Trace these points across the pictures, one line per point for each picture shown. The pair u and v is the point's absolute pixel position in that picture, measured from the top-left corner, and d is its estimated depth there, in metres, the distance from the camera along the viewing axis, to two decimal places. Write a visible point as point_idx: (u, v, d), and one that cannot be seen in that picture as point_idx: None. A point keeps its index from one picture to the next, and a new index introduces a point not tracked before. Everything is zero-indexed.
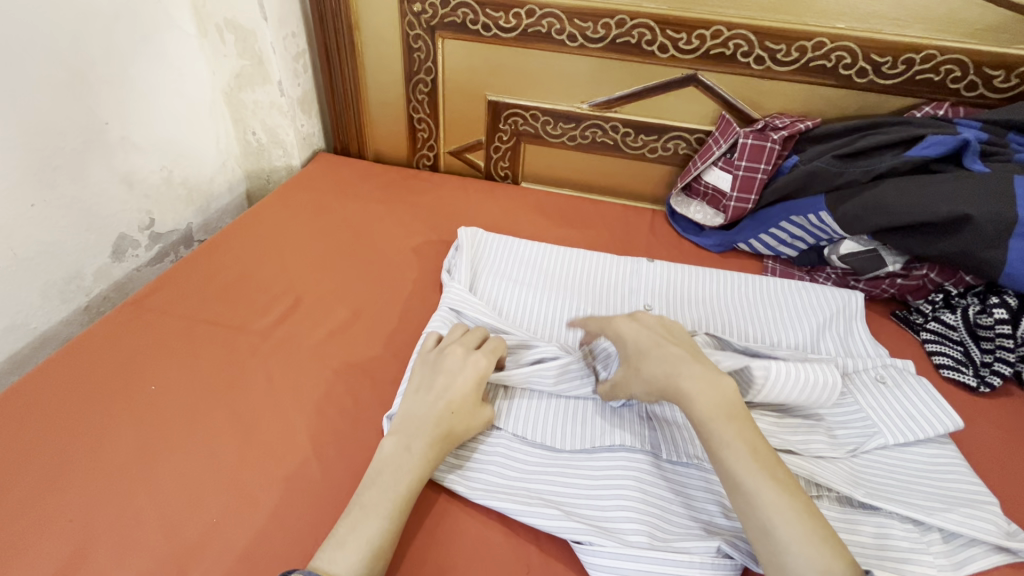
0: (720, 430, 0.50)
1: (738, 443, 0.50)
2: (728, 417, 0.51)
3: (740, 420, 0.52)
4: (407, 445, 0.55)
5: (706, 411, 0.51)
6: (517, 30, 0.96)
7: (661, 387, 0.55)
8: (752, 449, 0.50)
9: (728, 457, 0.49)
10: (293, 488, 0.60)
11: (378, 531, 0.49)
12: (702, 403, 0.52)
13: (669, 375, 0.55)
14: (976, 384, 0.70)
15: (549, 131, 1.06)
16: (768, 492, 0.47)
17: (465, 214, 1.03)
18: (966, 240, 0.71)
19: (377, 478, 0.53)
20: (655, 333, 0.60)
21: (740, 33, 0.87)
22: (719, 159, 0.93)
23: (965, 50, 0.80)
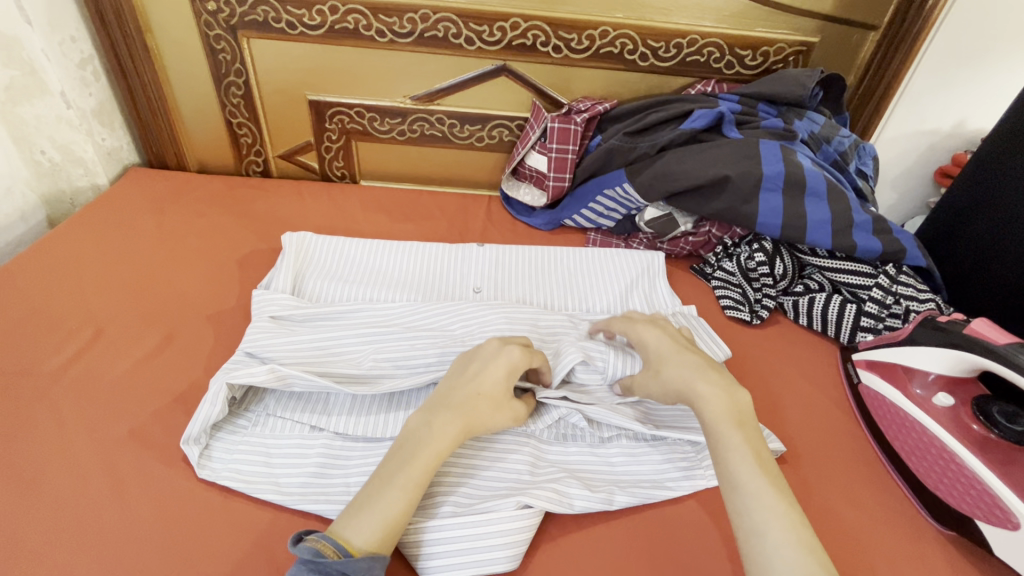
0: (734, 435, 0.54)
1: (745, 450, 0.53)
2: (737, 424, 0.55)
3: (749, 433, 0.55)
4: (429, 421, 0.55)
5: (720, 418, 0.55)
6: (324, 27, 0.94)
7: (676, 391, 0.59)
8: (757, 455, 0.53)
9: (734, 460, 0.52)
10: (92, 534, 0.55)
11: (393, 508, 0.49)
12: (717, 414, 0.55)
13: (686, 381, 0.58)
14: (750, 318, 0.83)
15: (377, 127, 1.06)
16: (764, 492, 0.50)
17: (298, 219, 1.01)
18: (730, 198, 0.84)
19: (405, 458, 0.53)
20: (672, 343, 0.64)
21: (535, 25, 0.93)
22: (536, 143, 1.00)
23: (719, 34, 0.92)
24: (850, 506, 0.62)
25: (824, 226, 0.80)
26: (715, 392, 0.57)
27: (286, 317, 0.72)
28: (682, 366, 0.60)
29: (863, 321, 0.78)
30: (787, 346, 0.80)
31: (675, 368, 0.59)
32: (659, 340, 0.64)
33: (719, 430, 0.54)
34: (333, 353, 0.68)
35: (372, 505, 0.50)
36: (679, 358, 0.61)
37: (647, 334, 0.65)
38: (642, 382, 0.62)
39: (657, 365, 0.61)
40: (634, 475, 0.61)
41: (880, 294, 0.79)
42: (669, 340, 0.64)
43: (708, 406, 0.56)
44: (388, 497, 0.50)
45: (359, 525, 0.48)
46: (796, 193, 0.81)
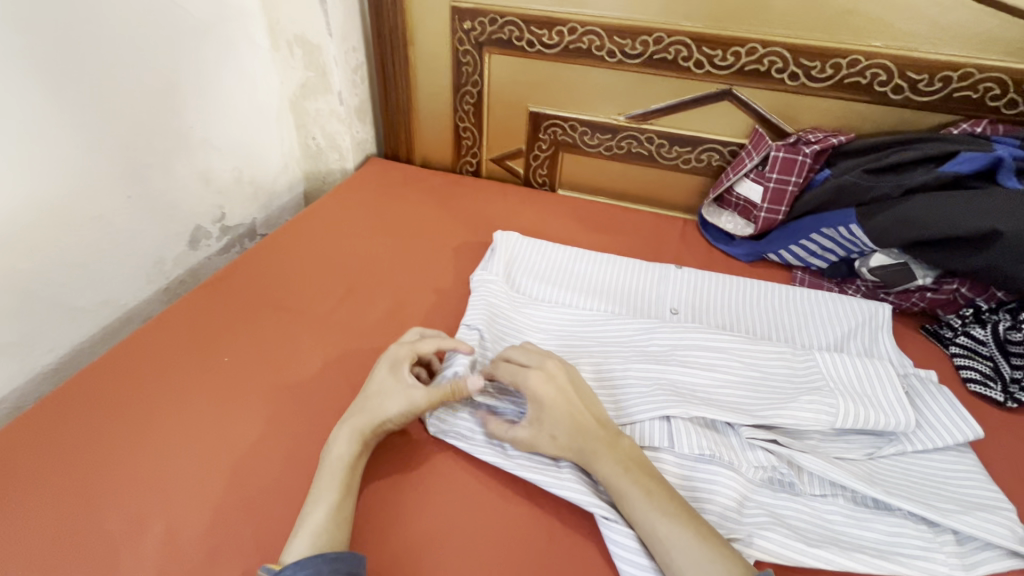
0: (628, 485, 0.57)
1: (647, 501, 0.55)
2: (626, 470, 0.58)
3: (638, 469, 0.58)
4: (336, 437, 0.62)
5: (613, 474, 0.58)
6: (560, 46, 1.02)
7: (576, 448, 0.60)
8: (648, 491, 0.56)
9: (637, 506, 0.55)
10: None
11: (318, 521, 0.55)
12: (606, 470, 0.58)
13: (580, 445, 0.60)
14: (1004, 400, 0.70)
15: (586, 141, 1.12)
16: (670, 534, 0.52)
17: (504, 218, 1.10)
18: (998, 255, 0.72)
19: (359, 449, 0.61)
20: (564, 390, 0.63)
21: (775, 51, 0.90)
22: (752, 171, 0.96)
23: (1005, 69, 0.81)
24: None
25: None
26: (595, 441, 0.60)
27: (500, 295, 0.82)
28: (566, 419, 0.61)
29: None
30: None
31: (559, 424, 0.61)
32: (552, 392, 0.62)
33: (616, 486, 0.57)
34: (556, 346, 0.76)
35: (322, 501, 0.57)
36: (559, 416, 0.61)
37: (540, 387, 0.62)
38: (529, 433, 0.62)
39: (543, 427, 0.62)
40: (855, 539, 0.56)
41: None
42: (563, 391, 0.63)
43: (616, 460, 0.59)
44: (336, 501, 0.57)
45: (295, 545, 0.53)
46: None
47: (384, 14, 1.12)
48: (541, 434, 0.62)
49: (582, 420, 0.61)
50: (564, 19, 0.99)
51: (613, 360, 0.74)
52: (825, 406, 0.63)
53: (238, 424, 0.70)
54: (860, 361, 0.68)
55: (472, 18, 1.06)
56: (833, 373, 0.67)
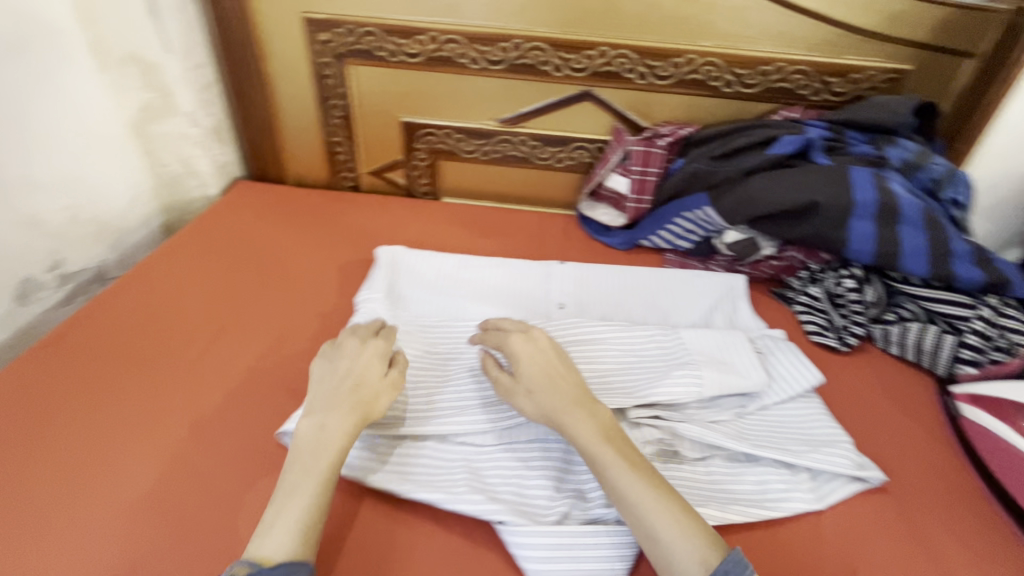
0: (604, 451, 0.58)
1: (619, 457, 0.57)
2: (606, 438, 0.59)
3: (619, 439, 0.59)
4: (323, 424, 0.60)
5: (590, 438, 0.59)
6: (423, 55, 1.02)
7: (546, 412, 0.61)
8: (631, 462, 0.57)
9: (614, 471, 0.56)
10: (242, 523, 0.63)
11: (304, 512, 0.55)
12: (585, 433, 0.59)
13: (552, 408, 0.61)
14: (837, 344, 0.82)
15: (462, 147, 1.13)
16: (648, 498, 0.55)
17: (388, 231, 1.07)
18: (818, 222, 0.84)
19: (298, 465, 0.58)
20: (547, 357, 0.66)
21: (623, 53, 0.97)
22: (617, 165, 1.03)
23: (808, 61, 0.93)
24: (955, 541, 0.58)
25: (920, 255, 0.78)
26: (569, 403, 0.61)
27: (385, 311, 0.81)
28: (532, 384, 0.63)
29: (962, 353, 0.75)
30: (879, 373, 0.79)
31: (547, 389, 0.62)
32: (528, 353, 0.66)
33: (596, 450, 0.58)
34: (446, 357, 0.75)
35: (281, 517, 0.55)
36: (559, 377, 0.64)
37: (518, 348, 0.66)
38: (511, 394, 0.64)
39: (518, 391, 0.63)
40: (731, 493, 0.62)
41: (982, 327, 0.75)
42: (545, 352, 0.66)
43: (586, 435, 0.59)
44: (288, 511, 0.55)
45: (275, 539, 0.53)
46: (889, 220, 0.80)
47: (231, 27, 1.04)
48: (521, 395, 0.63)
49: (562, 380, 0.63)
50: (423, 28, 0.99)
51: None
52: (693, 378, 0.68)
53: (109, 499, 0.65)
54: (721, 334, 0.75)
55: (328, 29, 1.02)
56: (698, 346, 0.74)
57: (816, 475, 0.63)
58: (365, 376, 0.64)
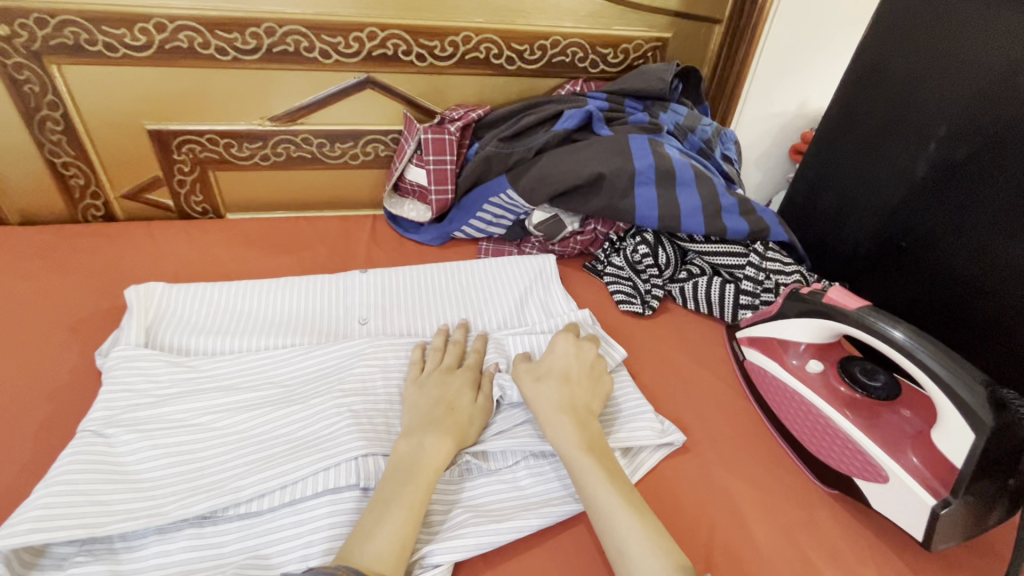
0: (585, 460, 0.56)
1: (597, 473, 0.55)
2: (588, 450, 0.57)
3: (601, 453, 0.57)
4: (421, 442, 0.57)
5: (574, 447, 0.57)
6: (152, 47, 0.84)
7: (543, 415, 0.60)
8: (610, 475, 0.55)
9: (587, 485, 0.54)
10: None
11: (406, 531, 0.50)
12: (568, 440, 0.57)
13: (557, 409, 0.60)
14: (642, 310, 0.84)
15: (235, 154, 0.97)
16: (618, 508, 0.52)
17: (151, 265, 0.89)
18: (608, 194, 0.84)
19: (403, 479, 0.54)
20: (580, 362, 0.66)
21: (394, 33, 0.88)
22: (413, 156, 0.95)
23: (580, 34, 0.93)
24: (745, 481, 0.62)
25: (696, 214, 0.82)
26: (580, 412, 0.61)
27: (143, 364, 0.65)
28: (445, 420, 0.59)
29: (742, 299, 0.81)
30: (678, 332, 0.82)
31: (552, 389, 0.62)
32: (569, 357, 0.66)
33: (573, 457, 0.56)
34: (219, 409, 0.62)
35: (389, 516, 0.51)
36: (458, 409, 0.61)
37: (561, 346, 0.67)
38: (524, 379, 0.64)
39: (416, 431, 0.58)
40: (543, 495, 0.59)
41: (753, 272, 0.82)
42: (574, 358, 0.67)
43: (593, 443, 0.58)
44: (392, 526, 0.50)
45: (380, 540, 0.49)
46: (667, 183, 0.83)
47: None
48: (529, 381, 0.64)
49: (579, 393, 0.63)
50: (143, 14, 0.81)
51: (299, 399, 0.64)
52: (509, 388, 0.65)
53: None
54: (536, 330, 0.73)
55: (6, 20, 0.79)
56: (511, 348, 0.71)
57: (626, 452, 0.63)
58: (453, 396, 0.63)
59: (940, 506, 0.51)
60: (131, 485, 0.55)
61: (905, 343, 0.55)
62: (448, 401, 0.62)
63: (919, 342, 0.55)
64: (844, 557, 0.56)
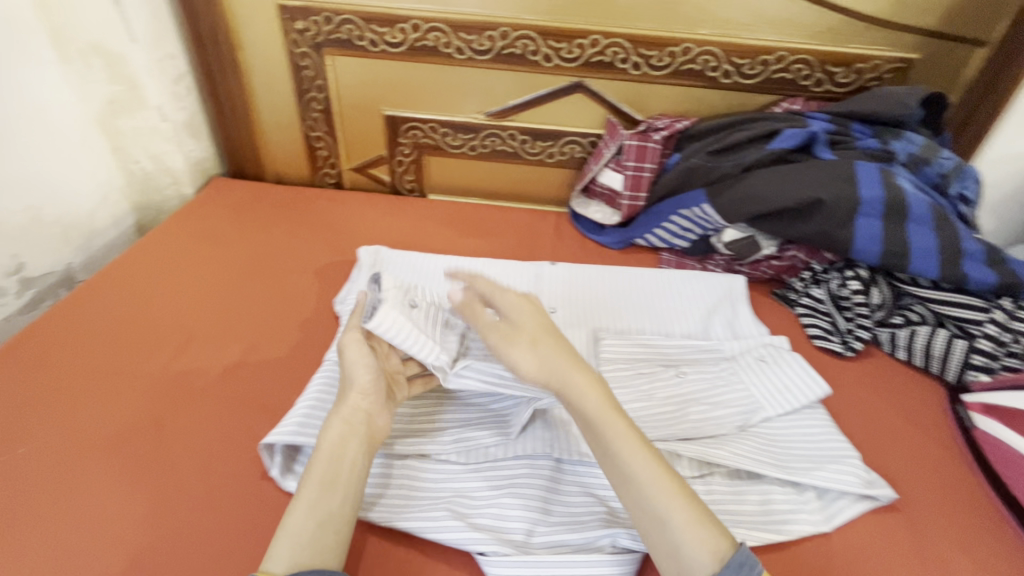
0: (618, 426, 0.53)
1: (633, 444, 0.52)
2: (614, 411, 0.54)
3: (616, 415, 0.54)
4: (322, 434, 0.55)
5: (599, 411, 0.54)
6: (405, 44, 0.97)
7: (548, 379, 0.56)
8: (637, 440, 0.53)
9: (622, 450, 0.52)
10: (197, 549, 0.56)
11: (304, 531, 0.49)
12: (593, 404, 0.54)
13: (558, 375, 0.56)
14: (842, 349, 0.77)
15: (449, 142, 1.08)
16: (657, 478, 0.50)
17: (371, 231, 1.02)
18: (823, 221, 0.79)
19: (327, 480, 0.52)
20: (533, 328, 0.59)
21: (616, 42, 0.92)
22: (611, 160, 0.98)
23: (810, 51, 0.89)
24: (967, 561, 0.55)
25: (929, 256, 0.74)
26: (568, 372, 0.56)
27: None
28: (342, 406, 0.57)
29: (974, 359, 0.71)
30: (885, 382, 0.74)
31: (546, 349, 0.57)
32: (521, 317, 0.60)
33: (602, 423, 0.53)
34: None
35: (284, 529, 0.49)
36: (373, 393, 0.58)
37: (503, 300, 0.61)
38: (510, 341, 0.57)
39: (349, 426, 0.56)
40: (731, 514, 0.57)
41: (996, 330, 0.71)
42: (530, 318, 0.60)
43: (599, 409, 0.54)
44: (315, 508, 0.50)
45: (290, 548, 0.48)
46: (897, 218, 0.76)
47: (202, 15, 0.98)
48: (518, 344, 0.57)
49: (551, 343, 0.58)
50: (405, 16, 0.93)
51: None
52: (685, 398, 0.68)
53: (40, 526, 0.57)
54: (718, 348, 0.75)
55: (304, 17, 0.96)
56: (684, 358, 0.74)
57: (822, 494, 0.59)
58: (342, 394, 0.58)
59: None
60: None
61: None
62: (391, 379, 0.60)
63: None
64: None
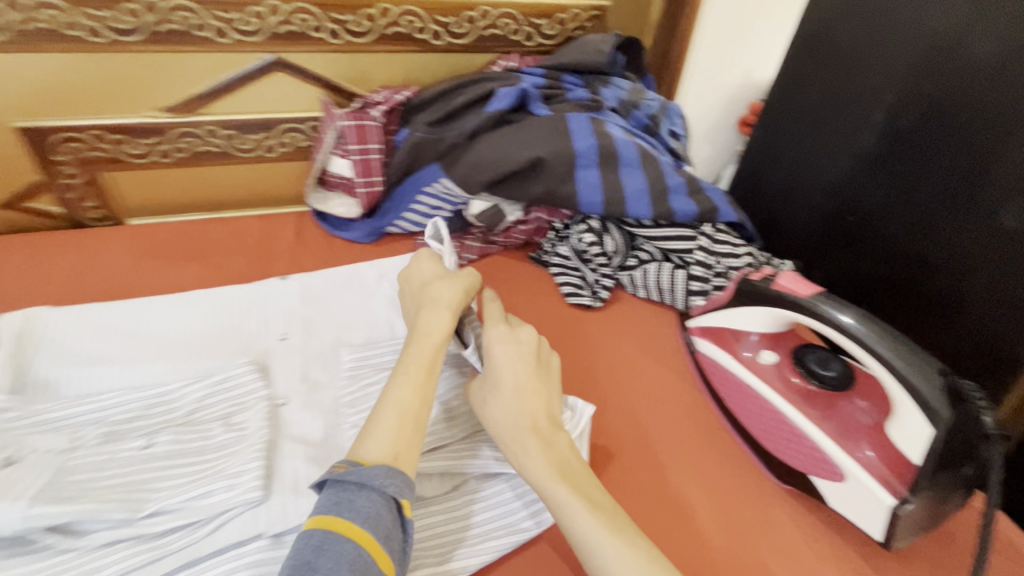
0: (559, 489, 0.49)
1: (576, 500, 0.49)
2: (561, 476, 0.50)
3: (577, 476, 0.51)
4: (429, 322, 0.59)
5: (544, 477, 0.50)
6: (6, 29, 0.71)
7: (504, 437, 0.53)
8: (589, 501, 0.49)
9: (567, 514, 0.48)
10: None
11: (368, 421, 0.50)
12: (537, 469, 0.51)
13: (517, 416, 0.53)
14: (591, 301, 0.79)
15: (128, 151, 0.85)
16: (605, 538, 0.46)
17: (35, 286, 0.77)
18: (548, 179, 0.78)
19: (400, 370, 0.55)
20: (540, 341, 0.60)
21: (300, 7, 0.78)
22: (335, 146, 0.86)
23: (512, 3, 0.85)
24: (699, 484, 0.58)
25: (643, 195, 0.77)
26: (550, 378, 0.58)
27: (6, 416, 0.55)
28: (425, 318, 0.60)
29: (692, 286, 0.77)
30: (630, 325, 0.77)
31: (512, 395, 0.54)
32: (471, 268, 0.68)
33: (547, 487, 0.50)
34: (110, 450, 0.54)
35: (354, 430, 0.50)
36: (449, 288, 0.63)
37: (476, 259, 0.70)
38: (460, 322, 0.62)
39: (419, 351, 0.57)
40: (483, 522, 0.55)
41: (703, 256, 0.77)
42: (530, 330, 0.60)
43: (559, 462, 0.51)
44: (399, 399, 0.52)
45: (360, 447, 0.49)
46: (610, 164, 0.78)
47: None
48: (483, 387, 0.56)
49: (536, 367, 0.58)
50: None
51: (195, 436, 0.56)
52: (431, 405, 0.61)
53: None
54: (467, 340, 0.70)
55: None
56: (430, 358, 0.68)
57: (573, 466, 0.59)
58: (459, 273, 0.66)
59: (900, 506, 0.48)
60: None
61: (848, 328, 0.52)
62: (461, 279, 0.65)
63: (870, 331, 0.51)
64: (804, 560, 0.52)
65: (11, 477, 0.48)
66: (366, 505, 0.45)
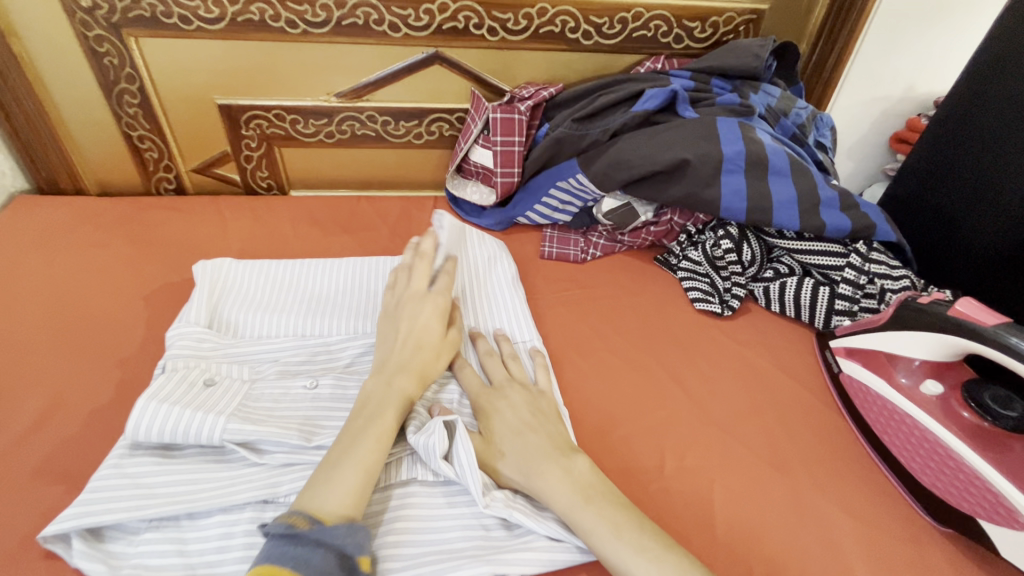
0: (590, 516, 0.49)
1: (606, 523, 0.48)
2: (586, 499, 0.50)
3: (604, 499, 0.50)
4: (388, 381, 0.56)
5: (568, 504, 0.50)
6: (225, 19, 0.83)
7: (523, 479, 0.53)
8: (614, 525, 0.48)
9: (602, 543, 0.48)
10: None
11: (368, 460, 0.49)
12: (559, 495, 0.50)
13: (533, 474, 0.52)
14: (721, 310, 0.77)
15: (300, 130, 0.96)
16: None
17: (218, 240, 0.88)
18: (689, 182, 0.77)
19: (370, 418, 0.52)
20: (520, 411, 0.58)
21: (466, 5, 0.84)
22: (480, 137, 0.91)
23: (666, 6, 0.86)
24: (842, 510, 0.55)
25: (792, 206, 0.74)
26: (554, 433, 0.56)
27: (207, 345, 0.64)
28: (400, 360, 0.58)
29: (837, 304, 0.73)
30: (764, 339, 0.75)
31: (528, 441, 0.55)
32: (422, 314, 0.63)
33: (572, 514, 0.50)
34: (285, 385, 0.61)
35: (346, 467, 0.48)
36: (427, 345, 0.60)
37: (405, 306, 0.63)
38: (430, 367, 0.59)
39: (369, 410, 0.53)
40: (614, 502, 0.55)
41: (853, 274, 0.73)
42: (519, 407, 0.58)
43: (580, 488, 0.51)
44: (358, 454, 0.49)
45: (328, 498, 0.46)
46: (758, 172, 0.75)
47: None
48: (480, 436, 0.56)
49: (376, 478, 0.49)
50: None
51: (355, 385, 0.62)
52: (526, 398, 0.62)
53: None
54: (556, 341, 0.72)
55: None
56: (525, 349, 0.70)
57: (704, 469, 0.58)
58: (415, 323, 0.62)
59: None
60: (199, 463, 0.54)
61: None
62: (416, 338, 0.60)
63: None
64: None
65: (211, 398, 0.57)
66: (321, 563, 0.42)
